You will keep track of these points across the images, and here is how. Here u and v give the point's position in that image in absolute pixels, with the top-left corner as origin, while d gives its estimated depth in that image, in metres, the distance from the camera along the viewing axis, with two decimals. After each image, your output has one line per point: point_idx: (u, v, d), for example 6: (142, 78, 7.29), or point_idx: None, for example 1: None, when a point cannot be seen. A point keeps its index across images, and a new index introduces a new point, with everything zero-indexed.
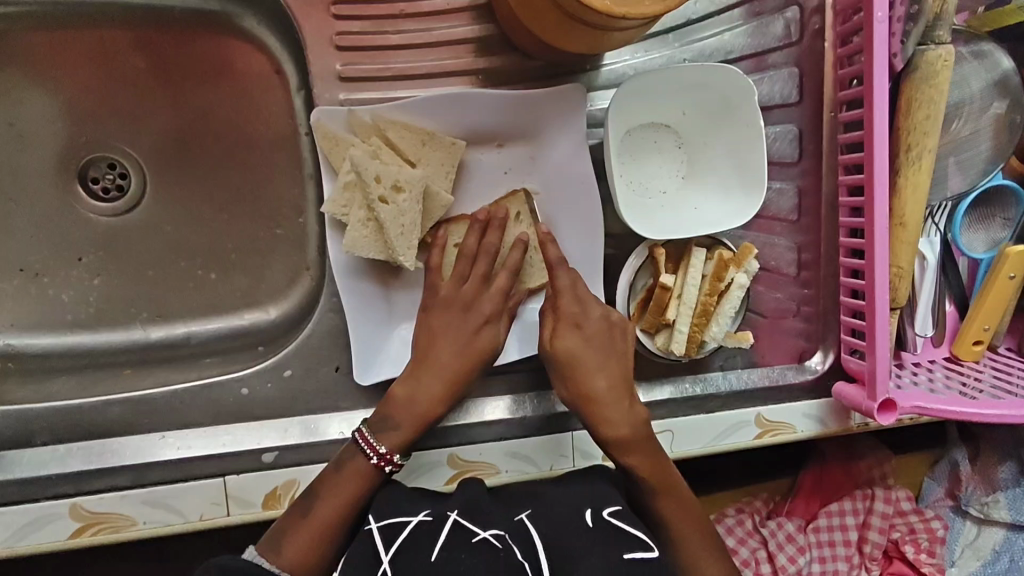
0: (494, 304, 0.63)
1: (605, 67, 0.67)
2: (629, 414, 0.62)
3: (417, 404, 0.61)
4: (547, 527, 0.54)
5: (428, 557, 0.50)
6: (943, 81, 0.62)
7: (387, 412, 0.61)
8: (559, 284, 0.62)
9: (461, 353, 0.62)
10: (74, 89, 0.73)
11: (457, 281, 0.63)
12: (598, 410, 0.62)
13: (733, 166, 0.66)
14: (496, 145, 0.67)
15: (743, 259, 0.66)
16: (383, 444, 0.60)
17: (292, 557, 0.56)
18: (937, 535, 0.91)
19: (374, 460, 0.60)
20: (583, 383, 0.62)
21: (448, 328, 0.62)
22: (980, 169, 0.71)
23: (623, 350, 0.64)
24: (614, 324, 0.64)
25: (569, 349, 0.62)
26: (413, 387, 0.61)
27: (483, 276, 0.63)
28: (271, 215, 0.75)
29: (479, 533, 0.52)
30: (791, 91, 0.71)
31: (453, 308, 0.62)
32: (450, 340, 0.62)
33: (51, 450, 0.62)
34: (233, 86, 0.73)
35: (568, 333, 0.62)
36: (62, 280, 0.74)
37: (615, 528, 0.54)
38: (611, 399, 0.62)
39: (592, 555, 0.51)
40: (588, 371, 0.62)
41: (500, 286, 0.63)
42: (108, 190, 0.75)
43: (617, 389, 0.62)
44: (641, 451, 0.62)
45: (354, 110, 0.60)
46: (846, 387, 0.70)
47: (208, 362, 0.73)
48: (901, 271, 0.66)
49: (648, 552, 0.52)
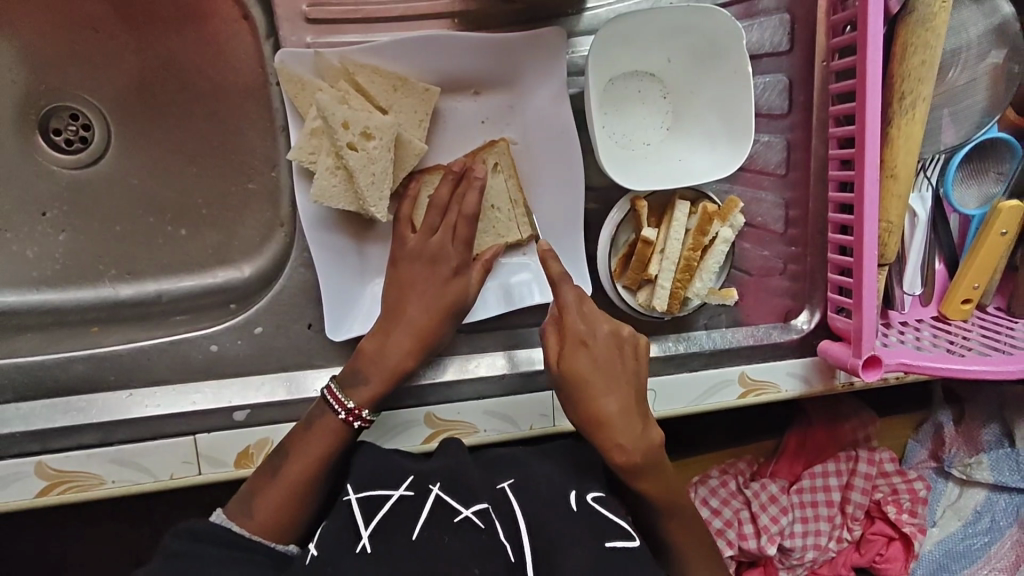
0: (462, 255, 0.61)
1: (587, 12, 0.64)
2: (644, 438, 0.57)
3: (389, 360, 0.59)
4: (531, 503, 0.54)
5: (409, 536, 0.50)
6: (941, 24, 0.59)
7: (358, 368, 0.59)
8: (564, 301, 0.58)
9: (430, 308, 0.60)
10: (30, 35, 0.69)
11: (426, 233, 0.60)
12: (609, 436, 0.56)
13: (719, 116, 0.64)
14: (473, 92, 0.64)
15: (728, 213, 0.64)
16: (353, 399, 0.58)
17: (264, 522, 0.55)
18: (918, 496, 0.92)
19: (344, 416, 0.58)
20: (593, 405, 0.57)
21: (417, 281, 0.60)
22: (975, 122, 0.68)
23: (635, 369, 0.58)
24: (624, 341, 0.59)
25: (578, 371, 0.57)
26: (383, 342, 0.59)
27: (453, 228, 0.60)
28: (243, 168, 0.71)
29: (462, 511, 0.52)
30: (781, 39, 0.68)
31: (421, 261, 0.60)
32: (420, 293, 0.60)
33: (14, 408, 0.60)
34: (196, 32, 0.69)
35: (577, 355, 0.57)
36: (25, 235, 0.71)
37: (598, 515, 0.54)
38: (623, 423, 0.56)
39: (576, 546, 0.50)
40: (599, 394, 0.57)
41: (465, 236, 0.61)
42: (71, 142, 0.72)
43: (630, 412, 0.57)
44: (651, 475, 0.58)
45: (320, 52, 0.57)
46: (831, 345, 0.69)
47: (179, 319, 0.71)
48: (890, 227, 0.64)
49: (630, 542, 0.53)
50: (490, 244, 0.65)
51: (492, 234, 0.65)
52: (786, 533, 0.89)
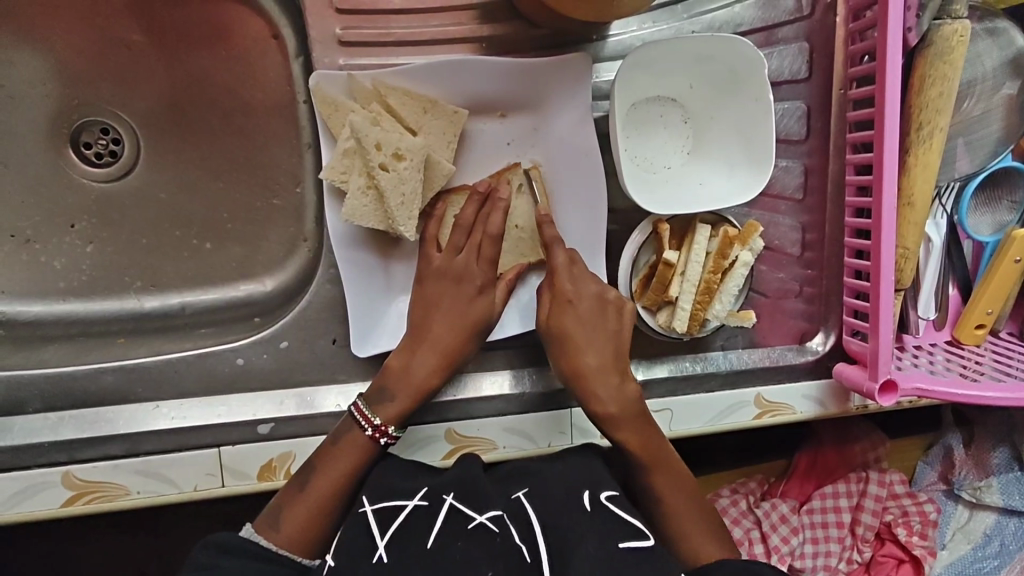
0: (487, 274, 0.62)
1: (612, 38, 0.66)
2: (619, 391, 0.62)
3: (415, 378, 0.60)
4: (544, 510, 0.54)
5: (424, 544, 0.51)
6: (958, 57, 0.60)
7: (384, 385, 0.60)
8: (555, 262, 0.62)
9: (454, 325, 0.61)
10: (65, 51, 0.71)
11: (451, 252, 0.62)
12: (588, 387, 0.62)
13: (739, 142, 0.65)
14: (500, 115, 0.65)
15: (748, 236, 0.65)
16: (378, 415, 0.59)
17: (291, 535, 0.56)
18: (929, 519, 0.93)
19: (370, 432, 0.59)
20: (575, 358, 0.62)
21: (443, 298, 0.61)
22: (988, 150, 0.70)
23: (616, 329, 0.63)
24: (609, 303, 0.63)
25: (563, 327, 0.62)
26: (408, 359, 0.60)
27: (478, 245, 0.62)
28: (268, 185, 0.73)
29: (476, 517, 0.52)
30: (800, 67, 0.70)
31: (447, 280, 0.61)
32: (445, 313, 0.61)
33: (43, 418, 0.61)
34: (228, 51, 0.71)
35: (563, 312, 0.62)
36: (54, 246, 0.72)
37: (613, 516, 0.54)
38: (602, 377, 0.62)
39: (587, 543, 0.50)
40: (580, 349, 0.62)
41: (489, 255, 0.62)
42: (101, 156, 0.73)
43: (607, 366, 0.62)
44: (629, 428, 0.62)
45: (354, 75, 0.59)
46: (846, 368, 0.70)
47: (202, 332, 0.71)
48: (907, 253, 0.65)
49: (643, 541, 0.52)
50: (513, 262, 0.66)
51: (513, 252, 0.66)
52: (796, 554, 0.89)
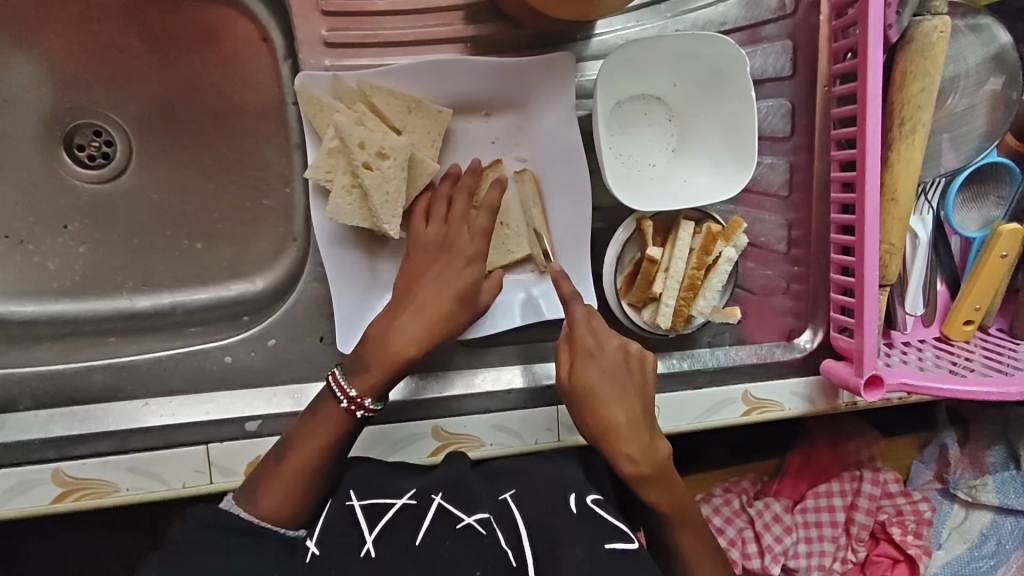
0: (477, 245, 0.61)
1: (596, 38, 0.66)
2: (650, 448, 0.58)
3: (393, 345, 0.59)
4: (532, 512, 0.54)
5: (412, 541, 0.51)
6: (939, 53, 0.60)
7: (362, 354, 0.59)
8: (574, 317, 0.60)
9: (443, 292, 0.60)
10: (58, 55, 0.72)
11: (438, 223, 0.62)
12: (617, 446, 0.58)
13: (723, 139, 0.66)
14: (484, 114, 0.66)
15: (732, 233, 0.65)
16: (355, 387, 0.58)
17: (273, 505, 0.56)
18: (924, 517, 0.92)
19: (346, 405, 0.58)
20: (601, 415, 0.59)
21: (429, 269, 0.61)
22: (974, 146, 0.70)
23: (642, 384, 0.60)
24: (632, 356, 0.61)
25: (587, 383, 0.59)
26: (389, 325, 0.60)
27: (461, 216, 0.62)
28: (258, 185, 0.74)
29: (464, 518, 0.53)
30: (784, 65, 0.70)
31: (431, 253, 0.61)
32: (434, 281, 0.61)
33: (33, 415, 0.62)
34: (218, 53, 0.72)
35: (586, 367, 0.60)
36: (47, 247, 0.73)
37: (598, 517, 0.55)
38: (632, 434, 0.58)
39: (576, 546, 0.51)
40: (606, 404, 0.59)
41: (481, 225, 0.62)
42: (94, 158, 0.74)
43: (636, 422, 0.59)
44: (660, 486, 0.59)
45: (339, 75, 0.60)
46: (834, 364, 0.70)
47: (193, 331, 0.72)
48: (892, 248, 0.65)
49: (628, 543, 0.53)
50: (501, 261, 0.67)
51: (502, 251, 0.67)
52: (790, 553, 0.89)
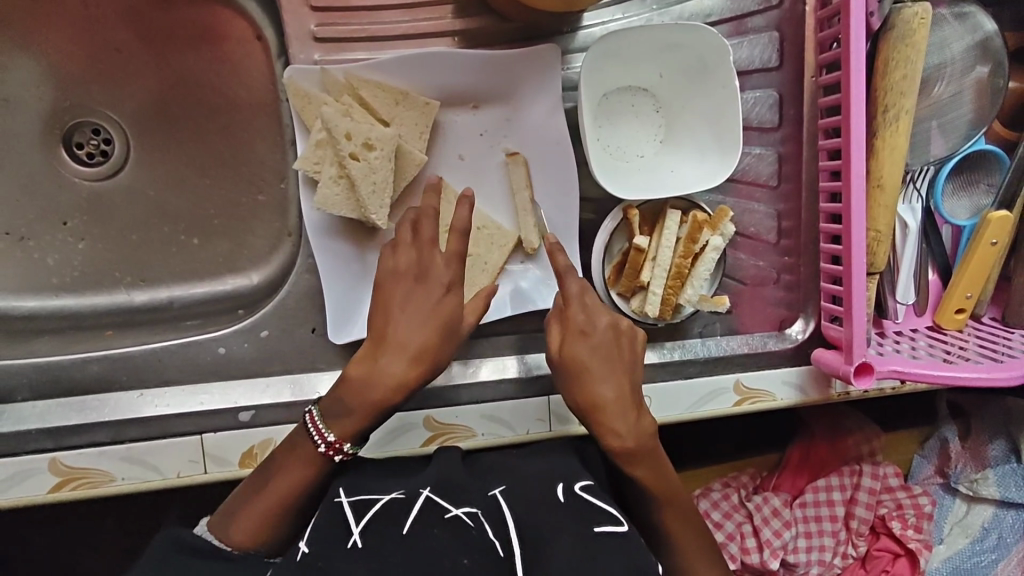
0: (453, 270, 0.60)
1: (583, 30, 0.67)
2: (637, 423, 0.59)
3: (376, 389, 0.58)
4: (520, 506, 0.54)
5: (401, 529, 0.51)
6: (920, 39, 0.61)
7: (339, 398, 0.58)
8: (568, 293, 0.61)
9: (424, 326, 0.59)
10: (57, 55, 0.73)
11: (411, 250, 0.60)
12: (604, 420, 0.58)
13: (708, 128, 0.66)
14: (472, 106, 0.67)
15: (719, 222, 0.65)
16: (333, 432, 0.58)
17: (243, 537, 0.56)
18: (923, 511, 0.91)
19: (323, 448, 0.58)
20: (590, 389, 0.59)
21: (405, 297, 0.59)
22: (961, 134, 0.70)
23: (631, 360, 0.60)
24: (622, 333, 0.61)
25: (577, 358, 0.59)
26: (370, 368, 0.58)
27: (431, 241, 0.61)
28: (254, 181, 0.75)
29: (452, 509, 0.53)
30: (771, 55, 0.71)
31: (406, 280, 0.60)
32: (408, 316, 0.59)
33: (31, 406, 0.63)
34: (213, 52, 0.73)
35: (576, 343, 0.60)
36: (47, 243, 0.74)
37: (588, 504, 0.55)
38: (619, 410, 0.58)
39: (562, 534, 0.51)
40: (596, 380, 0.59)
41: (453, 249, 0.60)
42: (92, 155, 0.76)
43: (624, 398, 0.59)
44: (645, 463, 0.60)
45: (327, 68, 0.61)
46: (825, 353, 0.70)
47: (189, 324, 0.73)
48: (879, 235, 0.65)
49: (619, 526, 0.53)
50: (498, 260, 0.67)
51: (486, 274, 0.67)
52: (789, 548, 0.89)
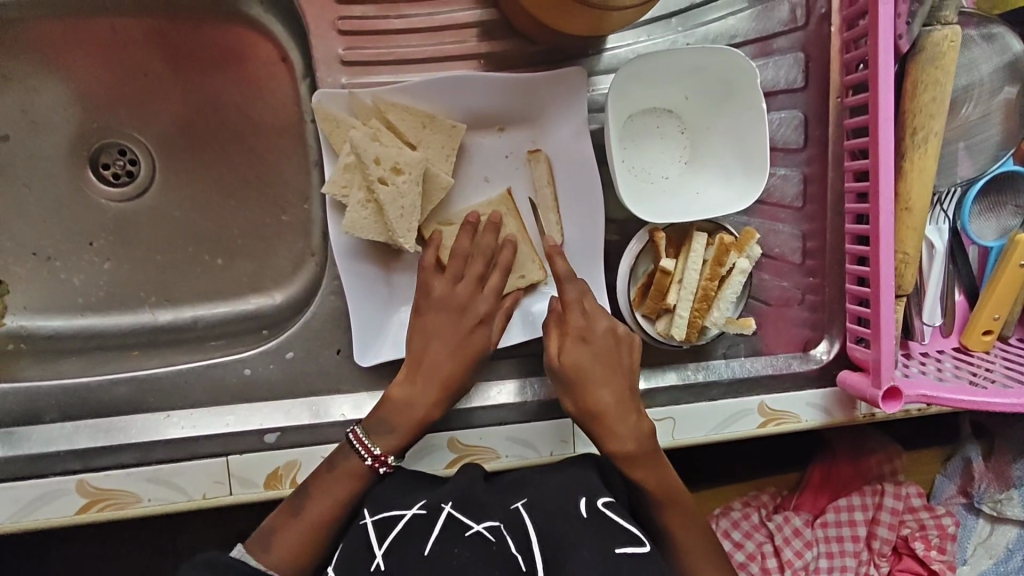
0: (490, 304, 0.63)
1: (607, 53, 0.67)
2: (637, 427, 0.61)
3: (414, 411, 0.61)
4: (543, 518, 0.52)
5: (422, 550, 0.50)
6: (949, 62, 0.61)
7: (381, 415, 0.61)
8: (567, 299, 0.62)
9: (456, 353, 0.62)
10: (86, 78, 0.74)
11: (452, 281, 0.63)
12: (606, 426, 0.60)
13: (733, 150, 0.66)
14: (498, 129, 0.67)
15: (745, 244, 0.65)
16: (377, 445, 0.60)
17: (279, 557, 0.56)
18: (947, 532, 0.90)
19: (369, 462, 0.60)
20: (591, 395, 0.61)
21: (444, 328, 0.62)
22: (990, 155, 0.70)
23: (629, 365, 0.62)
24: (621, 339, 0.63)
25: (577, 364, 0.61)
26: (411, 391, 0.61)
27: (477, 276, 0.63)
28: (277, 202, 0.75)
29: (474, 526, 0.52)
30: (796, 76, 0.71)
31: (448, 309, 0.62)
32: (445, 340, 0.62)
33: (59, 427, 0.63)
34: (239, 74, 0.74)
35: (577, 349, 0.61)
36: (73, 263, 0.75)
37: (606, 519, 0.53)
38: (620, 415, 0.61)
39: (583, 547, 0.50)
40: (596, 385, 0.61)
41: (494, 285, 0.63)
42: (118, 176, 0.76)
43: (623, 403, 0.61)
44: (648, 465, 0.61)
45: (355, 92, 0.61)
46: (850, 375, 0.69)
47: (213, 344, 0.74)
48: (906, 258, 0.65)
49: (640, 547, 0.52)
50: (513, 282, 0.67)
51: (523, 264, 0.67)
52: (811, 568, 0.88)
